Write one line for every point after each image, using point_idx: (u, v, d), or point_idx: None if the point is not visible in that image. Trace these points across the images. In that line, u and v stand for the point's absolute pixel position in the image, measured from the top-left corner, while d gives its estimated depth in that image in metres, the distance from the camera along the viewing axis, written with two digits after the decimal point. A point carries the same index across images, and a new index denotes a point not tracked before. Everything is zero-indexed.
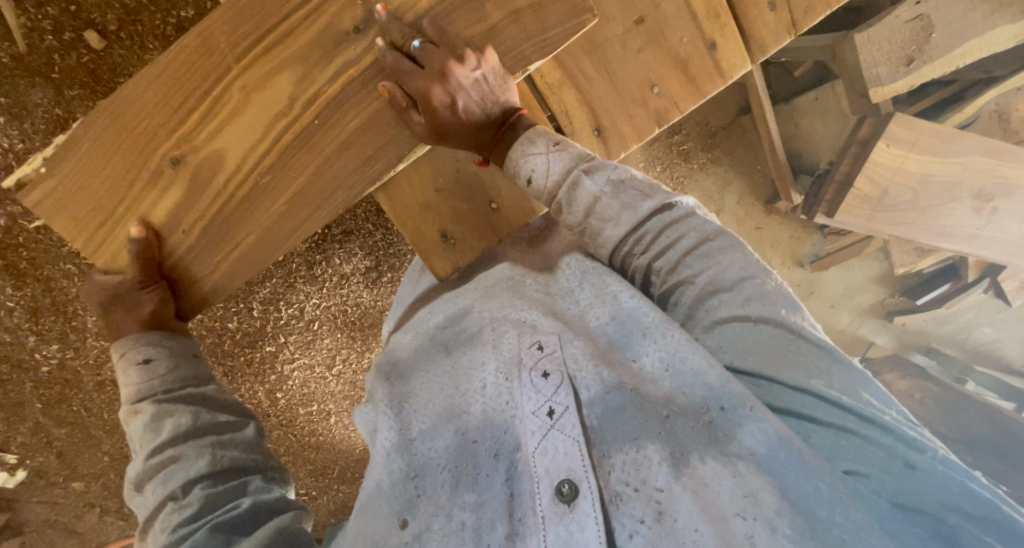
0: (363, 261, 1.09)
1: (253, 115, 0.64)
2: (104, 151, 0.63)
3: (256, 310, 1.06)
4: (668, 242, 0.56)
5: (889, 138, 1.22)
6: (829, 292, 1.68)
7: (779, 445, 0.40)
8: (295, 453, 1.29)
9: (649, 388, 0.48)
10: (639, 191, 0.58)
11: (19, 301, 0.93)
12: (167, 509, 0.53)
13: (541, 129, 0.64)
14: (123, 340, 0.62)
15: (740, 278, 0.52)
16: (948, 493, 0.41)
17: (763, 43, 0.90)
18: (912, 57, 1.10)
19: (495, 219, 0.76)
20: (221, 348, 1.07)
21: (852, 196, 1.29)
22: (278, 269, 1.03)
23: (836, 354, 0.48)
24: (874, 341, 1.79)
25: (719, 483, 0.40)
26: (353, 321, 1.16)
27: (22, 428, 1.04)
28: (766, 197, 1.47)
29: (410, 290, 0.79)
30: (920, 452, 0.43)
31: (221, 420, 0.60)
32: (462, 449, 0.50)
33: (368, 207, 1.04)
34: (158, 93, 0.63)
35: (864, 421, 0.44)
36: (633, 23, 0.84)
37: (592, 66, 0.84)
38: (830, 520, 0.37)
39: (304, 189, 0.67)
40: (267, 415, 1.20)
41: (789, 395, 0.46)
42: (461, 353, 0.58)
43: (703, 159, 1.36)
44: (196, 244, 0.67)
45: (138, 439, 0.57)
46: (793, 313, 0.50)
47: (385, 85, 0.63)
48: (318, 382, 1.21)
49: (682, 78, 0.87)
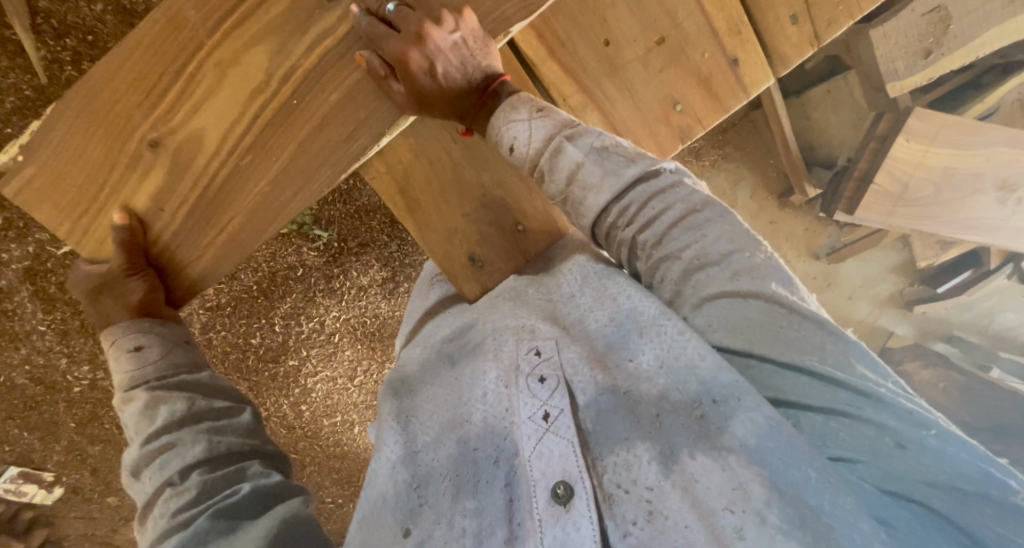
0: (380, 272, 1.12)
1: (229, 92, 0.65)
2: (81, 136, 0.64)
3: (278, 324, 1.09)
4: (655, 213, 0.53)
5: (910, 133, 1.19)
6: (847, 283, 1.65)
7: (769, 433, 0.40)
8: (320, 462, 1.32)
9: (642, 388, 0.47)
10: (623, 157, 0.56)
11: (50, 324, 0.96)
12: (165, 494, 0.54)
13: (524, 96, 0.63)
14: (113, 328, 0.62)
15: (728, 252, 0.50)
16: (941, 473, 0.40)
17: (786, 57, 0.88)
18: (929, 49, 1.08)
19: (521, 240, 0.77)
20: (244, 364, 1.10)
21: (873, 193, 1.26)
22: (299, 283, 1.07)
23: (829, 326, 0.47)
24: (894, 331, 1.77)
25: (708, 479, 0.39)
26: (372, 331, 1.18)
27: (58, 447, 1.09)
28: (779, 191, 1.44)
29: (419, 305, 0.79)
30: (916, 428, 0.41)
31: (217, 406, 0.61)
32: (464, 457, 0.50)
33: (385, 219, 1.07)
34: (131, 74, 0.63)
35: (859, 395, 0.43)
36: (653, 43, 0.83)
37: (614, 88, 0.83)
38: (820, 507, 0.37)
39: (287, 167, 0.67)
40: (292, 428, 1.23)
41: (780, 375, 0.45)
42: (465, 364, 0.59)
43: (714, 156, 1.35)
44: (180, 230, 0.68)
45: (133, 426, 0.58)
46: (784, 286, 0.48)
47: (361, 53, 0.63)
48: (341, 393, 1.23)
49: (704, 92, 0.86)
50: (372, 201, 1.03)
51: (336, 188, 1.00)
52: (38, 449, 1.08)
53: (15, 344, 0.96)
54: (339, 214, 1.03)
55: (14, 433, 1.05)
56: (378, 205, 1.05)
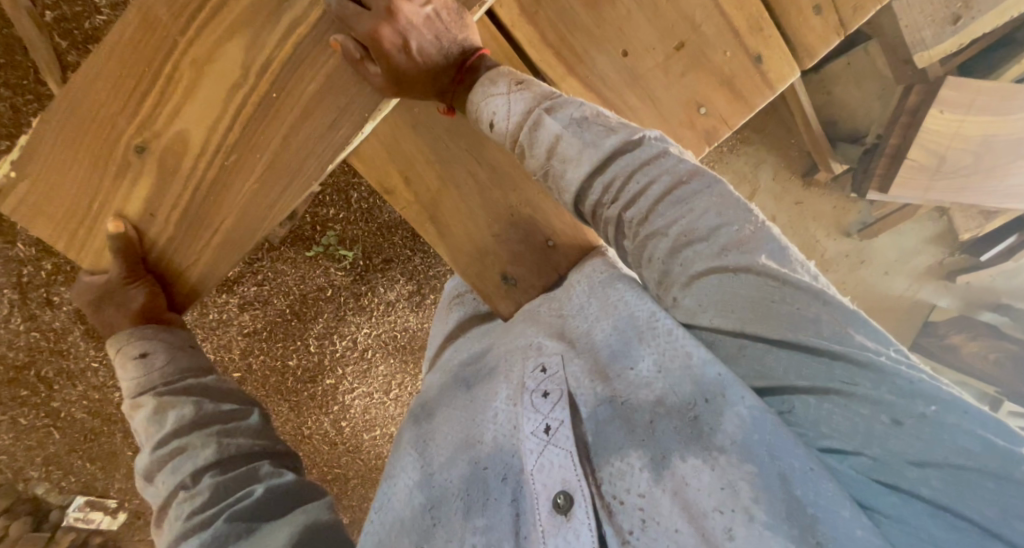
0: (406, 286, 1.15)
1: (208, 89, 0.62)
2: (68, 147, 0.63)
3: (312, 345, 1.13)
4: (639, 189, 0.49)
5: (943, 104, 1.13)
6: (882, 258, 1.58)
7: (755, 426, 0.40)
8: (363, 475, 1.35)
9: (639, 395, 0.47)
10: (604, 127, 0.54)
11: (102, 360, 1.05)
12: (179, 497, 0.55)
13: (506, 70, 0.63)
14: (118, 336, 0.64)
15: (716, 226, 0.45)
16: (936, 451, 0.36)
17: (810, 48, 0.84)
18: (958, 14, 1.02)
19: (553, 256, 0.77)
20: (285, 385, 1.16)
21: (908, 167, 1.21)
22: (328, 304, 1.11)
23: (825, 296, 0.41)
24: (935, 303, 1.67)
25: (698, 481, 0.40)
26: (403, 345, 1.22)
27: (119, 475, 1.18)
28: (804, 170, 1.39)
29: (440, 328, 0.81)
30: (917, 402, 0.37)
31: (225, 409, 0.62)
32: (475, 476, 0.51)
33: (406, 235, 1.11)
34: (109, 79, 0.61)
35: (855, 368, 0.39)
36: (673, 49, 0.81)
37: (635, 96, 0.81)
38: (806, 498, 0.37)
39: (273, 163, 0.65)
40: (334, 444, 1.27)
41: (775, 354, 0.43)
42: (479, 388, 0.59)
43: (731, 140, 1.32)
44: (174, 235, 0.67)
45: (143, 431, 0.59)
46: (777, 257, 0.43)
47: (335, 38, 0.59)
48: (378, 407, 1.26)
49: (724, 91, 0.84)
50: (392, 218, 1.07)
51: (359, 207, 1.04)
52: (101, 477, 1.18)
53: (73, 381, 1.05)
54: (362, 232, 1.07)
55: (77, 464, 1.14)
56: (399, 221, 1.09)
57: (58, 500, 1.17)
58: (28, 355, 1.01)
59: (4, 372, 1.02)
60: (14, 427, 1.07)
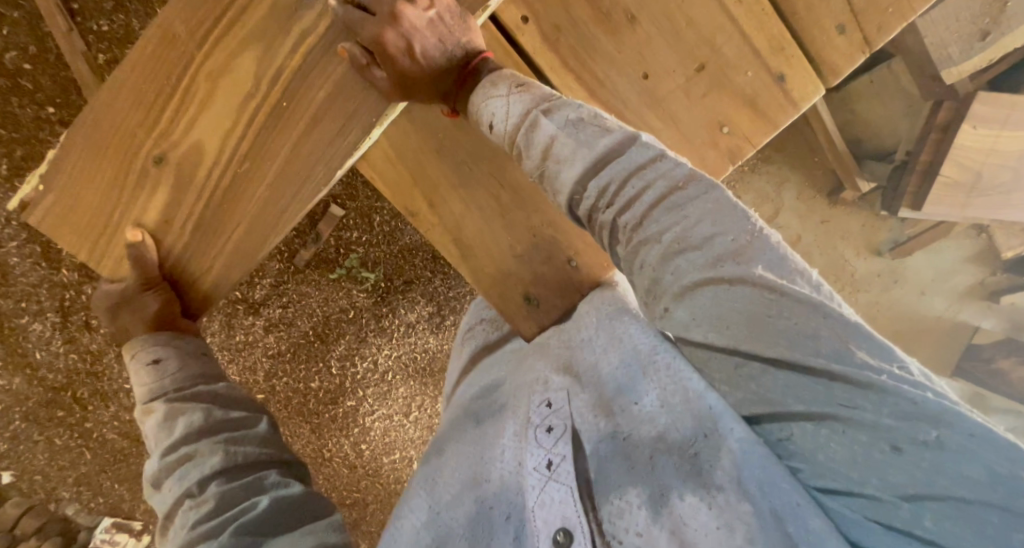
0: (425, 307, 1.17)
1: (223, 99, 0.64)
2: (91, 159, 0.65)
3: (335, 367, 1.15)
4: (634, 194, 0.46)
5: (975, 120, 1.12)
6: (917, 278, 1.52)
7: (754, 459, 0.39)
8: (383, 500, 1.30)
9: (641, 431, 0.46)
10: (598, 127, 0.51)
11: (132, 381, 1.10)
12: (185, 506, 0.54)
13: (507, 72, 0.62)
14: (134, 341, 0.64)
15: (711, 235, 0.42)
16: (933, 480, 0.33)
17: (835, 66, 0.83)
18: (986, 30, 1.02)
19: (575, 276, 0.78)
20: (307, 407, 1.16)
21: (941, 184, 1.17)
22: (350, 325, 1.12)
23: (826, 310, 0.38)
24: (978, 326, 1.59)
25: (696, 520, 0.38)
26: (424, 366, 1.22)
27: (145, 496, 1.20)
28: (829, 188, 1.37)
29: (456, 363, 0.82)
30: (922, 428, 0.34)
31: (233, 417, 0.61)
32: (479, 516, 0.50)
33: (427, 257, 1.14)
34: (131, 94, 0.64)
35: (855, 388, 0.36)
36: (693, 71, 0.81)
37: (657, 118, 0.81)
38: (799, 535, 0.35)
39: (283, 171, 0.66)
40: (354, 467, 1.25)
41: (771, 374, 0.39)
42: (488, 424, 0.59)
43: (753, 160, 1.31)
44: (189, 242, 0.67)
45: (153, 437, 0.59)
46: (775, 270, 0.40)
47: (343, 46, 0.60)
48: (398, 429, 1.25)
49: (746, 111, 0.83)
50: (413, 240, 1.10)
51: (382, 230, 1.09)
52: (128, 498, 1.20)
53: (106, 402, 1.11)
54: (384, 255, 1.10)
55: (107, 485, 1.17)
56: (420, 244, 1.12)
57: (86, 521, 1.18)
58: (66, 377, 1.08)
59: (43, 393, 1.08)
60: (50, 447, 1.11)
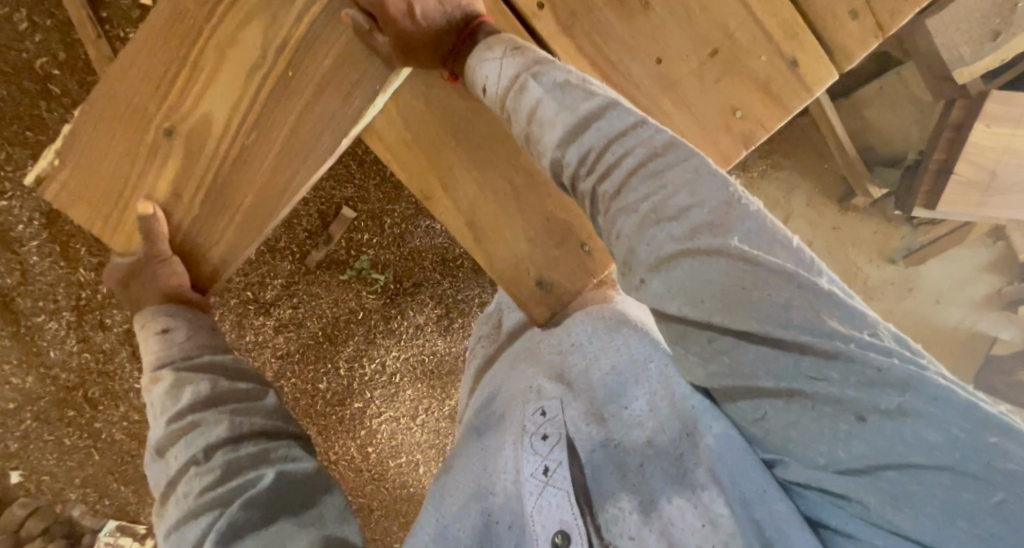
0: (434, 309, 1.16)
1: (232, 71, 0.65)
2: (103, 133, 0.66)
3: (343, 367, 1.14)
4: (614, 160, 0.45)
5: (989, 119, 1.10)
6: (932, 287, 1.50)
7: (728, 447, 0.41)
8: (388, 504, 1.29)
9: (632, 436, 0.48)
10: (582, 91, 0.50)
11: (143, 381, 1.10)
12: (190, 473, 0.52)
13: (504, 36, 0.62)
14: (145, 312, 0.66)
15: (687, 206, 0.40)
16: (896, 450, 0.34)
17: (850, 51, 0.79)
18: (997, 29, 1.01)
19: (589, 261, 0.75)
20: (314, 408, 1.16)
21: (954, 183, 1.16)
22: (359, 326, 1.13)
23: (797, 277, 0.37)
24: (997, 336, 1.56)
25: (682, 520, 0.41)
26: (432, 369, 1.21)
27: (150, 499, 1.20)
28: (839, 195, 1.36)
29: (468, 365, 0.86)
30: (885, 399, 0.34)
31: (239, 388, 0.60)
32: (488, 531, 0.48)
33: (436, 260, 1.14)
34: (143, 69, 0.65)
35: (824, 361, 0.35)
36: (707, 56, 0.77)
37: (671, 103, 0.77)
38: (766, 520, 0.38)
39: (288, 141, 0.67)
40: (360, 470, 1.24)
41: (746, 346, 0.38)
42: (489, 436, 0.57)
43: (763, 166, 1.31)
44: (199, 213, 0.68)
45: (160, 405, 0.58)
46: (751, 239, 0.38)
47: (346, 12, 0.62)
48: (405, 432, 1.24)
49: (764, 95, 0.78)
50: (423, 241, 1.10)
51: (392, 232, 1.08)
52: (135, 501, 1.20)
53: (116, 402, 1.11)
54: (393, 257, 1.10)
55: (113, 487, 1.17)
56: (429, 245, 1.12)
57: (91, 524, 1.18)
58: (79, 377, 1.08)
59: (56, 392, 1.08)
60: (60, 447, 1.12)
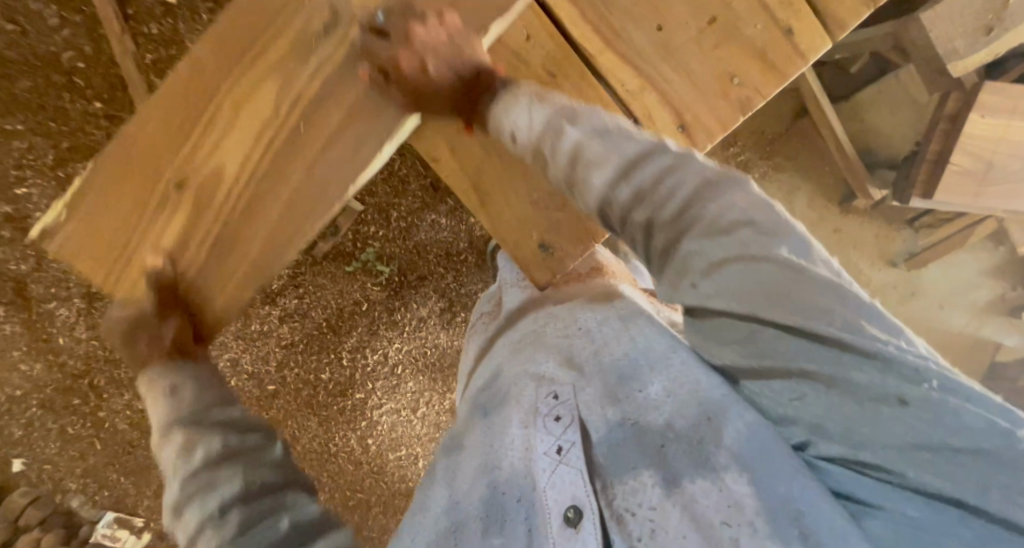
0: (437, 303, 1.16)
1: (245, 125, 0.65)
2: (118, 182, 0.66)
3: (345, 358, 1.15)
4: (665, 189, 0.44)
5: (984, 109, 1.09)
6: (934, 290, 1.50)
7: (756, 436, 0.40)
8: (385, 502, 1.28)
9: (649, 418, 0.47)
10: (626, 134, 0.50)
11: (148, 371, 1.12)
12: (206, 533, 0.50)
13: (529, 87, 0.62)
14: (150, 373, 0.60)
15: (738, 221, 0.39)
16: (933, 436, 0.32)
17: (839, 16, 0.72)
18: (990, 25, 0.98)
19: (591, 221, 0.73)
20: (316, 399, 1.17)
21: (951, 172, 1.15)
22: (364, 317, 1.13)
23: (841, 288, 0.36)
24: (1001, 342, 1.55)
25: (707, 500, 0.39)
26: (434, 362, 1.21)
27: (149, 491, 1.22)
28: (840, 197, 1.37)
29: (468, 353, 0.84)
30: (912, 384, 0.33)
31: (252, 442, 0.57)
32: (492, 500, 0.49)
33: (440, 254, 1.14)
34: (165, 118, 0.65)
35: (856, 355, 0.34)
36: (705, 24, 0.72)
37: (670, 68, 0.73)
38: (804, 510, 0.36)
39: (308, 167, 0.66)
40: (359, 464, 1.23)
41: (785, 342, 0.37)
42: (496, 411, 0.57)
43: (764, 167, 1.32)
44: (205, 265, 0.66)
45: (170, 467, 0.54)
46: (801, 254, 0.38)
47: (362, 70, 0.63)
48: (405, 425, 1.23)
49: (766, 63, 0.73)
50: (429, 235, 1.10)
51: (398, 225, 1.09)
52: (132, 494, 1.21)
53: (121, 390, 1.14)
54: (399, 250, 1.10)
55: (112, 478, 1.19)
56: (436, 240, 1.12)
57: (89, 515, 1.21)
58: (85, 364, 1.11)
59: (62, 380, 1.11)
60: (63, 436, 1.15)
